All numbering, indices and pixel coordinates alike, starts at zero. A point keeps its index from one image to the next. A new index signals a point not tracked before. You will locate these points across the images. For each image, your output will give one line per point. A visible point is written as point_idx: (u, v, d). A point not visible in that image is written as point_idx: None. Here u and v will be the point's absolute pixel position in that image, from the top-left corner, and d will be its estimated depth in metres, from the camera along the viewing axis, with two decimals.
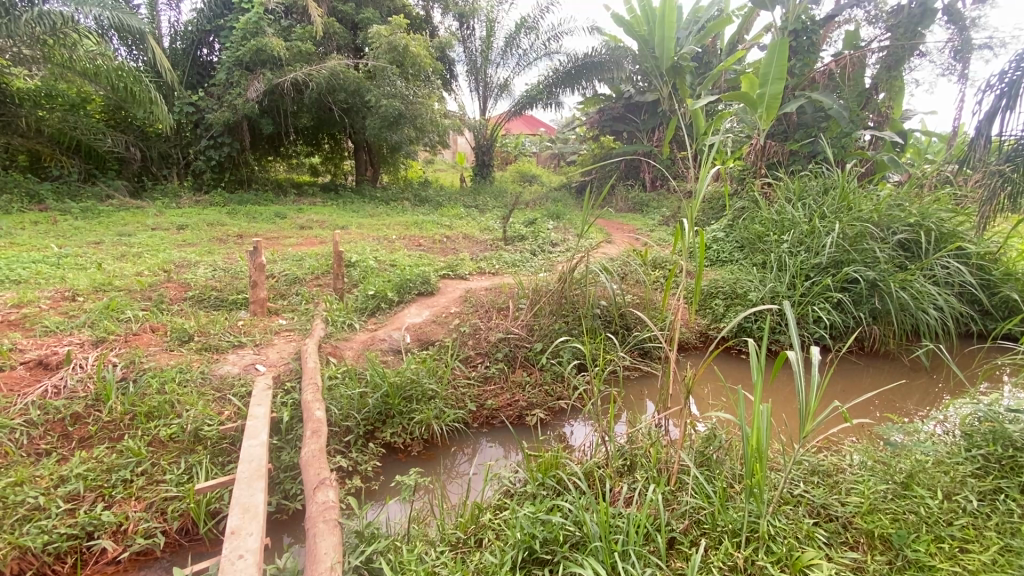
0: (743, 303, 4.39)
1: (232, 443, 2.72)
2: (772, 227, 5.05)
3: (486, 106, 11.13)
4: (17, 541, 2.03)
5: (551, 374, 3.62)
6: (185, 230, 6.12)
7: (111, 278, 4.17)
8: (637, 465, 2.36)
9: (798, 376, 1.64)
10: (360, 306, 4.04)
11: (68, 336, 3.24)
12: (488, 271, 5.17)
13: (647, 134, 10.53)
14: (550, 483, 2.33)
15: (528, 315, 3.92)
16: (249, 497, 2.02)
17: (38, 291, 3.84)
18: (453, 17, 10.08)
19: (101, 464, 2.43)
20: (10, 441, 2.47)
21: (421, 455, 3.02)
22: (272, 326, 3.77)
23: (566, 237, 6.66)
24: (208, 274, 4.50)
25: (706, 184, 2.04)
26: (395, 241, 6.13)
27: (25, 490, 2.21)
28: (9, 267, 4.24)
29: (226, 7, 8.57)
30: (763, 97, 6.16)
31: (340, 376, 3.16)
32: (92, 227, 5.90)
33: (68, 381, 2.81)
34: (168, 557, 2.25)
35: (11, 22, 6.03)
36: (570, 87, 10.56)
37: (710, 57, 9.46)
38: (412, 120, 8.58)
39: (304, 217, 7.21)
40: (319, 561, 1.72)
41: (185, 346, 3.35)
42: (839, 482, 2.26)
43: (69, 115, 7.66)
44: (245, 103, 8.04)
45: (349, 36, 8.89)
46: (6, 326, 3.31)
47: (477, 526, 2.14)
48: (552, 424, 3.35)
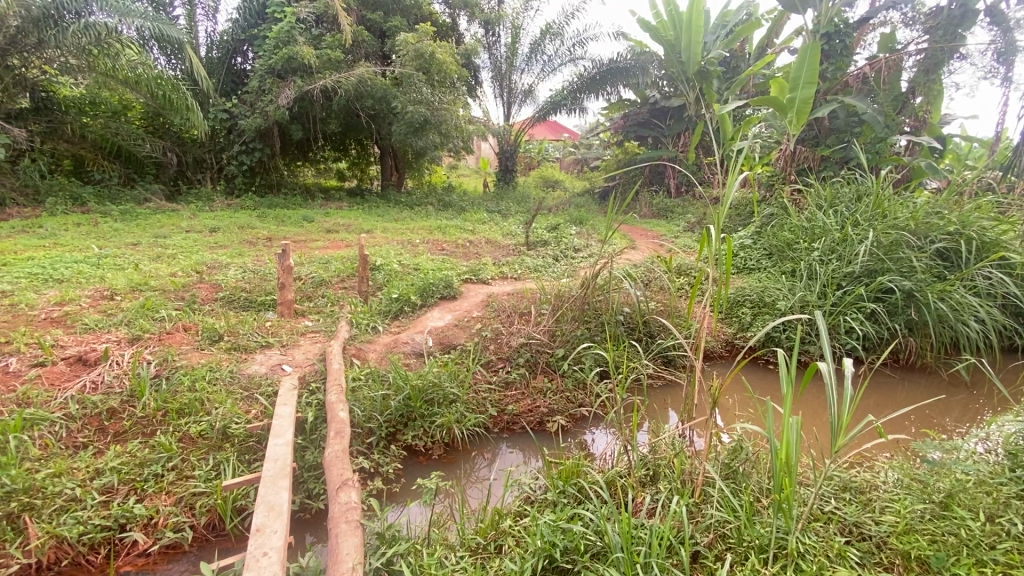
0: (771, 312, 4.31)
1: (259, 441, 2.77)
2: (802, 235, 4.95)
3: (509, 113, 11.17)
4: (54, 530, 2.14)
5: (572, 381, 3.60)
6: (217, 232, 6.31)
7: (147, 278, 4.32)
8: (660, 475, 2.33)
9: (829, 388, 1.58)
10: (384, 308, 4.09)
11: (106, 334, 3.36)
12: (511, 276, 5.18)
13: (673, 140, 10.40)
14: (571, 491, 2.31)
15: (550, 320, 3.90)
16: (274, 496, 2.04)
17: (80, 290, 4.01)
18: (479, 24, 10.17)
19: (135, 458, 2.52)
20: (51, 433, 2.58)
21: (442, 459, 3.02)
22: (299, 327, 3.84)
23: (589, 242, 6.63)
24: (238, 275, 4.61)
25: (736, 190, 2.00)
26: (419, 245, 6.21)
27: (64, 481, 2.32)
28: (54, 266, 4.45)
29: (260, 17, 8.82)
30: (793, 101, 6.02)
31: (364, 377, 3.21)
32: (130, 229, 6.15)
33: (105, 377, 2.93)
34: (195, 552, 2.30)
35: (59, 33, 6.47)
36: (594, 93, 10.54)
37: (738, 61, 9.32)
38: (438, 126, 8.70)
39: (330, 222, 7.34)
40: (341, 561, 1.72)
41: (216, 345, 3.45)
42: (873, 500, 2.18)
43: (110, 122, 8.06)
44: (277, 110, 8.26)
45: (377, 43, 9.02)
46: (49, 323, 3.47)
47: (497, 532, 2.12)
48: (574, 432, 3.32)
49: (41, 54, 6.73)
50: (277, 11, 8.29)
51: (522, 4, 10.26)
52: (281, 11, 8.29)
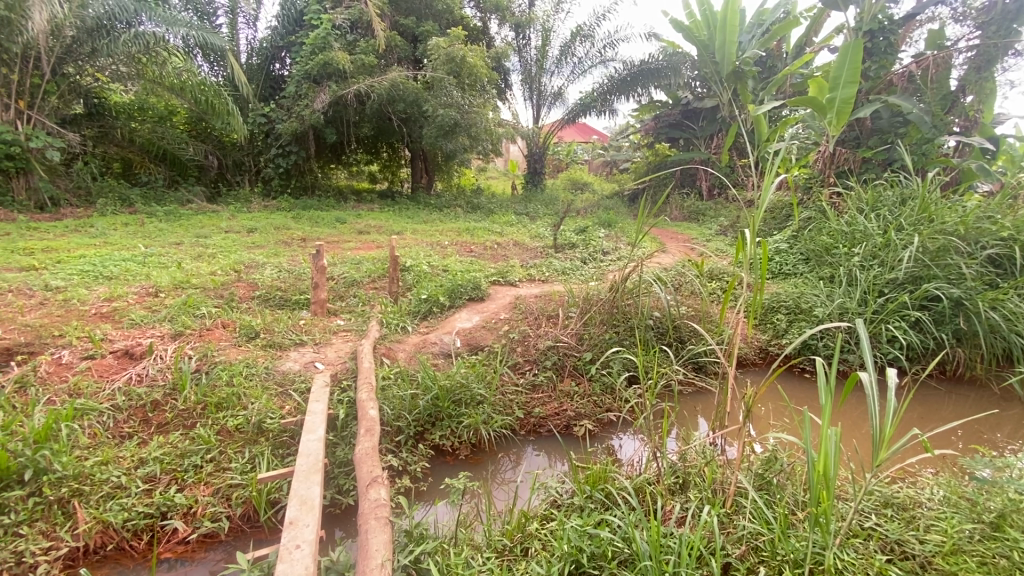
0: (807, 319, 4.18)
1: (292, 436, 2.83)
2: (841, 239, 4.78)
3: (539, 115, 11.16)
4: (101, 516, 2.27)
5: (600, 385, 3.57)
6: (254, 233, 6.52)
7: (189, 276, 4.50)
8: (690, 484, 2.28)
9: (870, 399, 1.52)
10: (413, 309, 4.14)
11: (151, 329, 3.52)
12: (539, 278, 5.17)
13: (706, 142, 10.20)
14: (598, 496, 2.29)
15: (578, 323, 3.88)
16: (307, 490, 2.10)
17: (127, 287, 4.20)
18: (510, 27, 10.19)
19: (176, 449, 2.64)
20: (100, 423, 2.73)
21: (469, 459, 3.04)
22: (331, 325, 3.92)
23: (618, 245, 6.56)
24: (274, 274, 4.75)
25: (771, 193, 1.95)
26: (447, 247, 6.26)
27: (110, 469, 2.45)
28: (104, 264, 4.68)
29: (297, 24, 9.08)
30: (833, 101, 5.82)
31: (393, 376, 3.26)
32: (174, 229, 6.41)
33: (149, 369, 3.06)
34: (230, 541, 2.39)
35: (111, 42, 6.94)
36: (625, 94, 10.44)
37: (775, 61, 9.08)
38: (468, 129, 8.77)
39: (361, 223, 7.48)
40: (370, 557, 1.75)
41: (253, 342, 3.56)
42: (916, 517, 2.09)
43: (157, 126, 8.49)
44: (312, 114, 8.48)
45: (410, 48, 9.15)
46: (99, 317, 3.65)
47: (524, 535, 2.12)
48: (601, 437, 3.29)
49: (94, 63, 7.13)
50: (314, 19, 8.52)
51: (553, 7, 10.28)
52: (317, 18, 8.51)
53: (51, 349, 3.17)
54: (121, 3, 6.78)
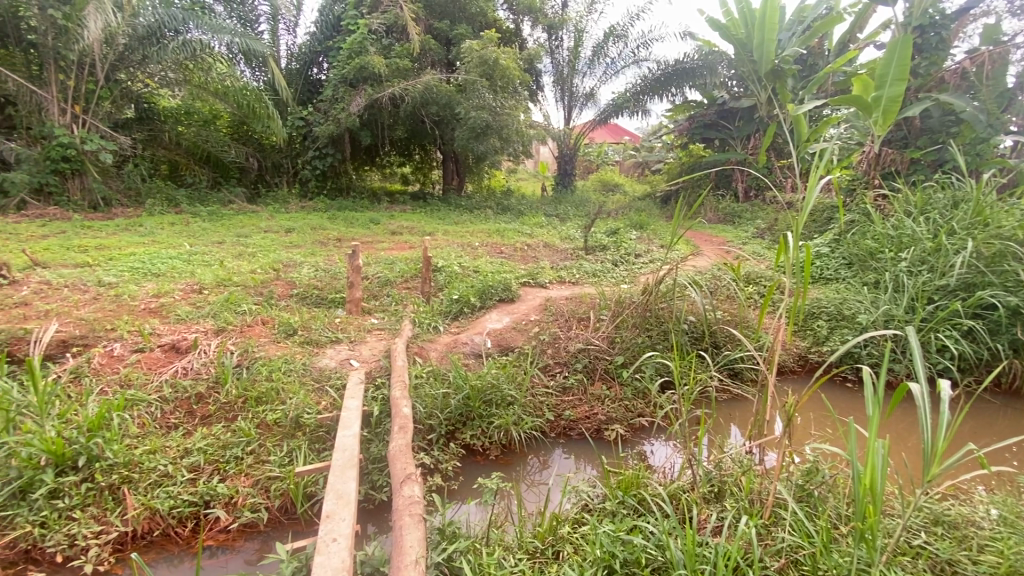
0: (850, 326, 4.03)
1: (328, 431, 2.90)
2: (888, 243, 4.58)
3: (570, 116, 11.11)
4: (149, 503, 2.38)
5: (632, 390, 3.52)
6: (292, 233, 6.71)
7: (231, 274, 4.67)
8: (727, 492, 2.23)
9: (922, 411, 1.45)
10: (444, 309, 4.19)
11: (196, 325, 3.66)
12: (569, 280, 5.15)
13: (742, 142, 9.95)
14: (631, 502, 2.26)
15: (610, 326, 3.83)
16: (343, 484, 2.14)
17: (174, 284, 4.39)
18: (543, 29, 10.19)
19: (218, 441, 2.74)
20: (148, 413, 2.86)
21: (499, 460, 3.05)
22: (365, 324, 4.00)
23: (650, 247, 6.46)
24: (311, 273, 4.88)
25: (817, 195, 1.88)
26: (478, 248, 6.31)
27: (158, 458, 2.57)
28: (153, 261, 4.91)
29: (335, 29, 9.31)
30: (879, 100, 5.59)
31: (425, 375, 3.30)
32: (216, 228, 6.66)
33: (194, 364, 3.19)
34: (268, 532, 2.46)
35: (159, 50, 7.28)
36: (658, 94, 10.30)
37: (816, 59, 8.78)
38: (499, 131, 8.82)
39: (394, 224, 7.60)
40: (405, 553, 1.77)
41: (291, 339, 3.66)
42: (969, 537, 1.97)
43: (202, 130, 8.84)
44: (348, 117, 8.69)
45: (443, 51, 9.25)
46: (147, 312, 3.82)
47: (556, 537, 2.10)
48: (632, 442, 3.25)
49: (144, 69, 7.57)
50: (351, 24, 8.71)
51: (586, 7, 10.23)
52: (354, 23, 8.68)
53: (104, 342, 3.33)
54: (170, 12, 7.22)
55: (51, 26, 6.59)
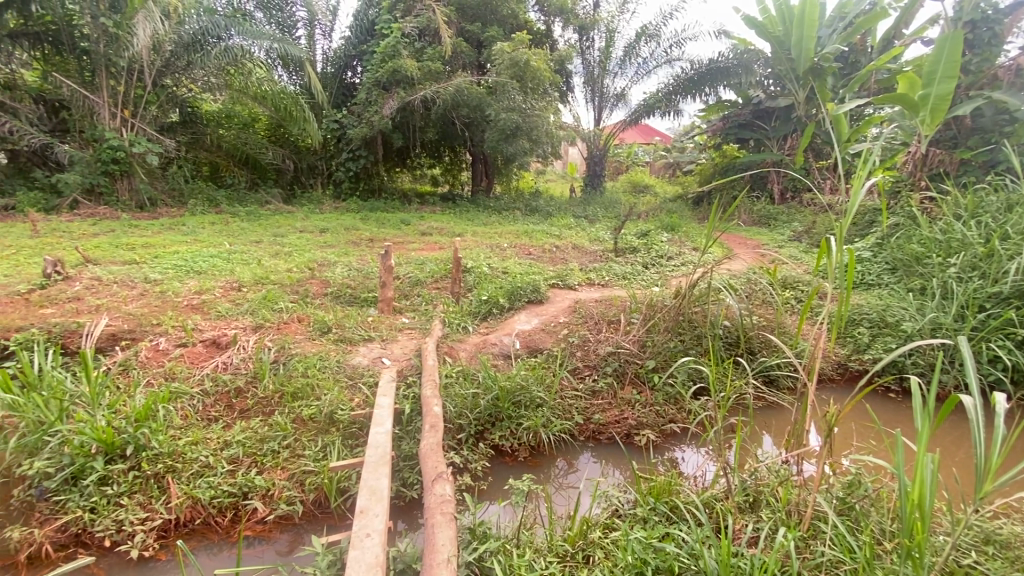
0: (894, 334, 3.88)
1: (361, 428, 2.96)
2: (935, 248, 4.38)
3: (600, 117, 11.03)
4: (192, 492, 2.47)
5: (663, 395, 3.47)
6: (326, 233, 6.87)
7: (268, 272, 4.81)
8: (762, 503, 2.17)
9: (975, 425, 1.37)
10: (474, 309, 4.22)
11: (235, 321, 3.79)
12: (599, 282, 5.10)
13: (778, 143, 9.68)
14: (663, 509, 2.22)
15: (640, 330, 3.78)
16: (375, 481, 2.18)
17: (215, 281, 4.55)
18: (574, 30, 10.14)
19: (257, 434, 2.83)
20: (191, 406, 2.98)
21: (528, 462, 3.05)
22: (397, 323, 4.06)
23: (682, 250, 6.35)
24: (344, 272, 4.98)
25: (861, 199, 1.81)
26: (507, 249, 6.33)
27: (200, 449, 2.67)
28: (195, 260, 5.10)
29: (369, 33, 9.49)
30: (926, 99, 5.36)
31: (455, 375, 3.32)
32: (254, 228, 6.87)
33: (234, 359, 3.31)
34: (303, 524, 2.53)
35: (204, 56, 7.54)
36: (691, 94, 10.13)
37: (858, 56, 8.46)
38: (529, 132, 8.83)
39: (424, 225, 7.70)
40: (437, 551, 1.79)
41: (325, 336, 3.75)
42: (1023, 559, 1.88)
43: (241, 133, 9.15)
44: (381, 119, 8.84)
45: (474, 54, 9.30)
46: (190, 308, 3.98)
47: (586, 541, 2.09)
48: (663, 448, 3.20)
49: (188, 74, 7.85)
50: (385, 28, 8.86)
51: (618, 7, 10.14)
52: (388, 28, 8.83)
53: (150, 336, 3.48)
54: (212, 20, 7.48)
55: (103, 35, 6.96)
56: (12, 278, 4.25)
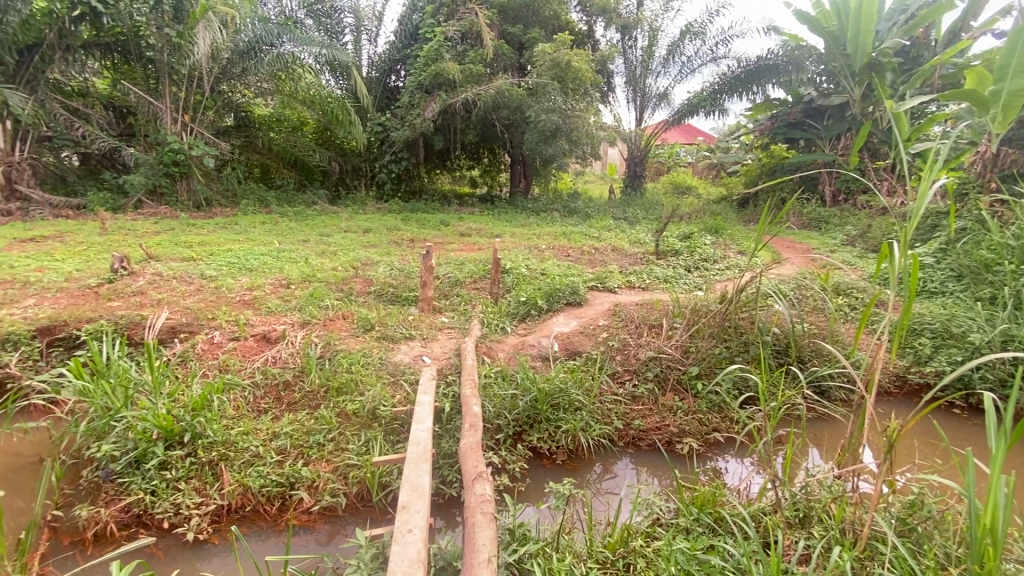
0: (959, 345, 3.64)
1: (402, 424, 3.02)
2: (1007, 254, 4.08)
3: (642, 117, 10.86)
4: (243, 480, 2.58)
5: (707, 403, 3.38)
6: (369, 233, 7.05)
7: (314, 271, 4.98)
8: (814, 519, 2.08)
9: None
10: (512, 310, 4.23)
11: (284, 317, 3.94)
12: (639, 286, 5.02)
13: (831, 142, 9.25)
14: (706, 520, 2.16)
15: (683, 335, 3.68)
16: (417, 477, 2.21)
17: (265, 278, 4.74)
18: (616, 30, 10.02)
19: (304, 427, 2.94)
20: (243, 398, 3.12)
21: (566, 465, 3.03)
22: (437, 322, 4.11)
23: (727, 254, 6.16)
24: (386, 272, 5.08)
25: (928, 202, 1.67)
26: (545, 251, 6.31)
27: (250, 439, 2.79)
28: (247, 258, 5.33)
29: (412, 38, 9.67)
30: (998, 95, 4.99)
31: (494, 375, 3.34)
32: (302, 228, 7.12)
33: (283, 353, 3.44)
34: (346, 516, 2.60)
35: (258, 63, 7.92)
36: (737, 94, 9.83)
37: (920, 50, 7.96)
38: (569, 133, 8.81)
39: (463, 226, 7.79)
40: (477, 551, 1.80)
41: (368, 333, 3.85)
42: None
43: (290, 136, 9.51)
44: (423, 122, 9.00)
45: (515, 55, 9.34)
46: (243, 304, 4.17)
47: (627, 549, 2.05)
48: (706, 457, 3.12)
49: (243, 80, 8.29)
50: (428, 33, 9.01)
51: (662, 6, 9.97)
52: (431, 32, 8.98)
53: (206, 329, 3.66)
54: (267, 28, 7.90)
55: (166, 44, 7.40)
56: (84, 272, 4.57)
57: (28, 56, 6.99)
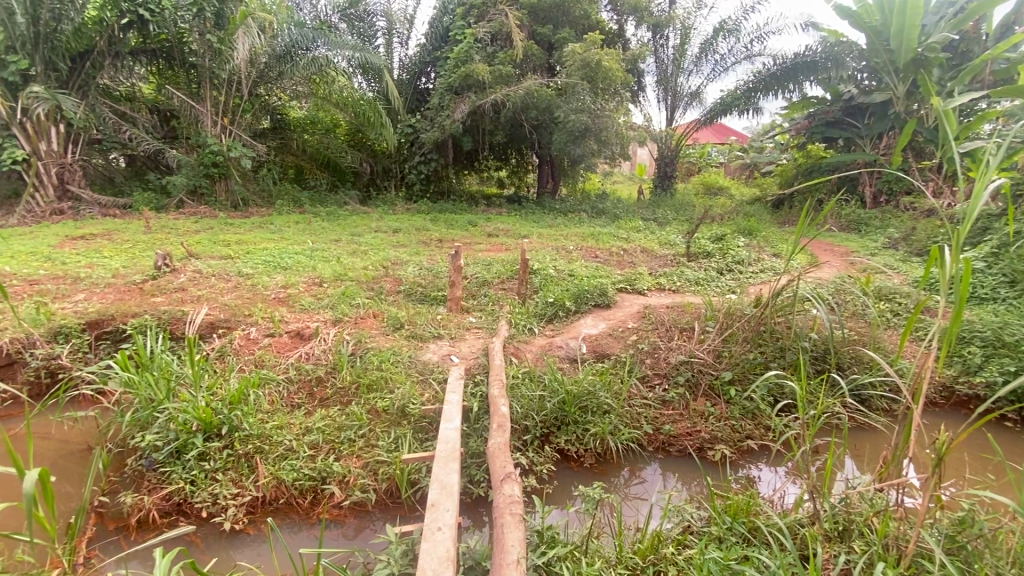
0: (1011, 354, 3.45)
1: (431, 422, 3.05)
2: None
3: (673, 117, 10.68)
4: (277, 473, 2.65)
5: (740, 409, 3.30)
6: (399, 233, 7.14)
7: (346, 270, 5.07)
8: (854, 533, 2.00)
9: None
10: (540, 311, 4.22)
11: (317, 314, 4.03)
12: (669, 288, 4.93)
13: (872, 141, 8.91)
14: (740, 530, 2.11)
15: (716, 339, 3.60)
16: (445, 476, 2.23)
17: (299, 277, 4.86)
18: (648, 29, 9.89)
19: (335, 423, 3.00)
20: (278, 393, 3.20)
21: (594, 468, 3.00)
22: (465, 322, 4.14)
23: (761, 256, 6.00)
24: (415, 272, 5.14)
25: (983, 203, 1.56)
26: (573, 252, 6.27)
27: (284, 434, 2.87)
28: (282, 256, 5.48)
29: (442, 40, 9.75)
30: None
31: (522, 376, 3.33)
32: (334, 228, 7.27)
33: (316, 350, 3.52)
34: (376, 512, 2.64)
35: (293, 66, 8.14)
36: (772, 92, 9.57)
37: (970, 44, 7.58)
38: (598, 133, 8.73)
39: (491, 226, 7.82)
40: (506, 551, 1.80)
41: (398, 332, 3.90)
42: None
43: (324, 137, 9.73)
44: (452, 123, 9.08)
45: (545, 56, 9.32)
46: (278, 301, 4.28)
47: (657, 557, 2.01)
48: (739, 465, 3.05)
49: (279, 83, 8.57)
50: (458, 35, 9.07)
51: (695, 3, 9.80)
52: (461, 34, 9.03)
53: (243, 325, 3.78)
54: (302, 32, 8.10)
55: (208, 50, 7.68)
56: (130, 269, 4.77)
57: (80, 63, 7.39)
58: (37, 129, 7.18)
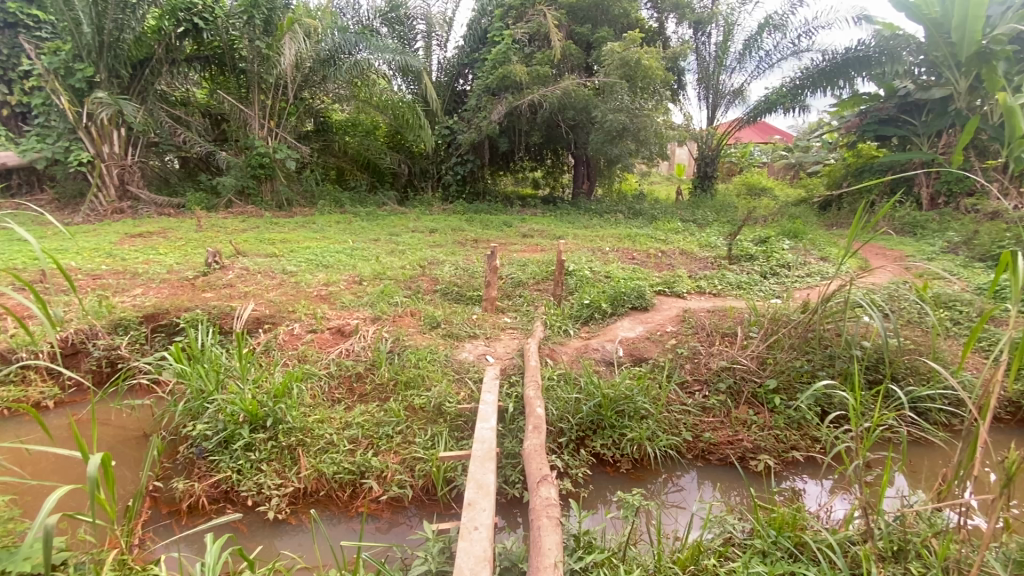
0: None
1: (467, 421, 3.07)
2: None
3: (714, 116, 10.41)
4: (318, 466, 2.73)
5: (784, 419, 3.18)
6: (435, 233, 7.23)
7: (385, 269, 5.17)
8: (911, 554, 1.89)
9: None
10: (576, 313, 4.18)
11: (357, 312, 4.13)
12: (709, 291, 4.80)
13: (929, 139, 8.43)
14: (785, 544, 2.03)
15: (760, 345, 3.49)
16: (482, 475, 2.24)
17: (340, 275, 4.99)
18: (689, 26, 9.68)
19: (374, 418, 3.06)
20: (320, 387, 3.29)
21: (630, 474, 2.95)
22: (500, 322, 4.15)
23: (807, 260, 5.77)
24: (452, 271, 5.19)
25: None
26: (609, 253, 6.20)
27: (325, 427, 2.95)
28: (324, 255, 5.64)
29: (480, 42, 9.82)
30: None
31: (557, 378, 3.31)
32: (373, 227, 7.44)
33: (355, 347, 3.60)
34: (412, 508, 2.68)
35: (337, 70, 8.32)
36: (821, 88, 9.20)
37: None
38: (636, 133, 8.60)
39: (526, 226, 7.83)
40: (544, 555, 1.79)
41: (434, 331, 3.94)
42: None
43: (364, 139, 9.96)
44: (489, 124, 9.13)
45: (583, 55, 9.26)
46: (319, 298, 4.41)
47: (698, 568, 1.96)
48: (783, 477, 2.95)
49: (323, 87, 8.76)
50: (496, 36, 9.11)
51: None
52: (499, 35, 9.07)
53: (286, 321, 3.91)
54: (346, 38, 8.23)
55: (256, 55, 7.99)
56: (183, 265, 5.02)
57: (140, 70, 7.86)
58: (101, 133, 7.64)
